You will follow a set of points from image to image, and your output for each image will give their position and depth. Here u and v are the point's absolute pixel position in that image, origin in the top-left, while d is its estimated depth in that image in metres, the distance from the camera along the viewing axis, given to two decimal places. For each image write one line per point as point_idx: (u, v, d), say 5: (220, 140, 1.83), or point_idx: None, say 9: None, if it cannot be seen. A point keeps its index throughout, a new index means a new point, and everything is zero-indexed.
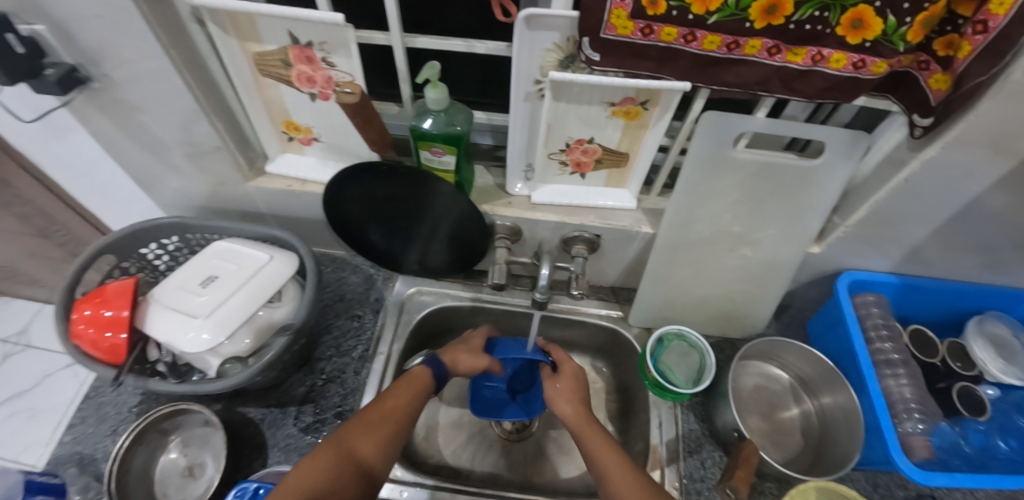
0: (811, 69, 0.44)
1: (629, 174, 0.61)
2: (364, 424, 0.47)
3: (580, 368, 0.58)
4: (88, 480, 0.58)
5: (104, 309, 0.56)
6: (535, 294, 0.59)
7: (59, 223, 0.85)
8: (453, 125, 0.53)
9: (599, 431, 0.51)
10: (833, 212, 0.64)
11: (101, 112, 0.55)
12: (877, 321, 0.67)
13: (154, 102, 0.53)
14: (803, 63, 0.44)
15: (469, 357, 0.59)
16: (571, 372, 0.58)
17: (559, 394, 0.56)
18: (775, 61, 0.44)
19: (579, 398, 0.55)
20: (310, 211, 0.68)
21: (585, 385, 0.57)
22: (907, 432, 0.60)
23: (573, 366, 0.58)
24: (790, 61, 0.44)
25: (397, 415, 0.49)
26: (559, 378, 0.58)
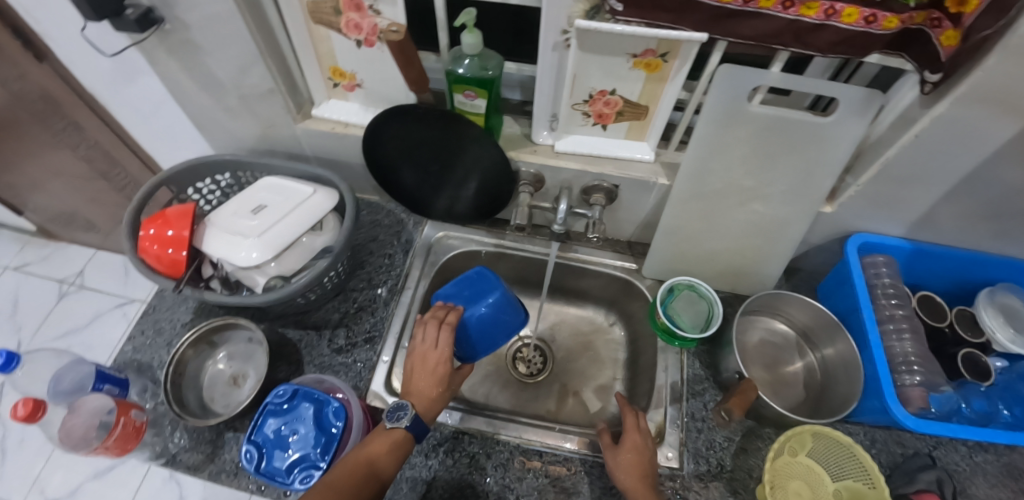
0: (825, 24, 0.46)
1: (648, 127, 0.65)
2: (366, 460, 0.48)
3: (643, 441, 0.57)
4: (146, 382, 0.65)
5: (167, 229, 0.62)
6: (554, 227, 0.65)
7: (119, 164, 0.94)
8: (486, 69, 0.57)
9: None
10: (846, 172, 0.66)
11: (171, 54, 0.61)
12: (885, 282, 0.69)
13: (217, 44, 0.59)
14: (817, 17, 0.46)
15: (436, 389, 0.54)
16: (633, 445, 0.57)
17: (623, 466, 0.55)
18: (789, 14, 0.46)
19: (643, 473, 0.54)
20: (350, 156, 0.74)
21: (649, 459, 0.56)
22: (904, 384, 0.63)
23: (637, 440, 0.57)
24: (803, 14, 0.46)
25: (398, 443, 0.50)
26: (620, 447, 0.57)
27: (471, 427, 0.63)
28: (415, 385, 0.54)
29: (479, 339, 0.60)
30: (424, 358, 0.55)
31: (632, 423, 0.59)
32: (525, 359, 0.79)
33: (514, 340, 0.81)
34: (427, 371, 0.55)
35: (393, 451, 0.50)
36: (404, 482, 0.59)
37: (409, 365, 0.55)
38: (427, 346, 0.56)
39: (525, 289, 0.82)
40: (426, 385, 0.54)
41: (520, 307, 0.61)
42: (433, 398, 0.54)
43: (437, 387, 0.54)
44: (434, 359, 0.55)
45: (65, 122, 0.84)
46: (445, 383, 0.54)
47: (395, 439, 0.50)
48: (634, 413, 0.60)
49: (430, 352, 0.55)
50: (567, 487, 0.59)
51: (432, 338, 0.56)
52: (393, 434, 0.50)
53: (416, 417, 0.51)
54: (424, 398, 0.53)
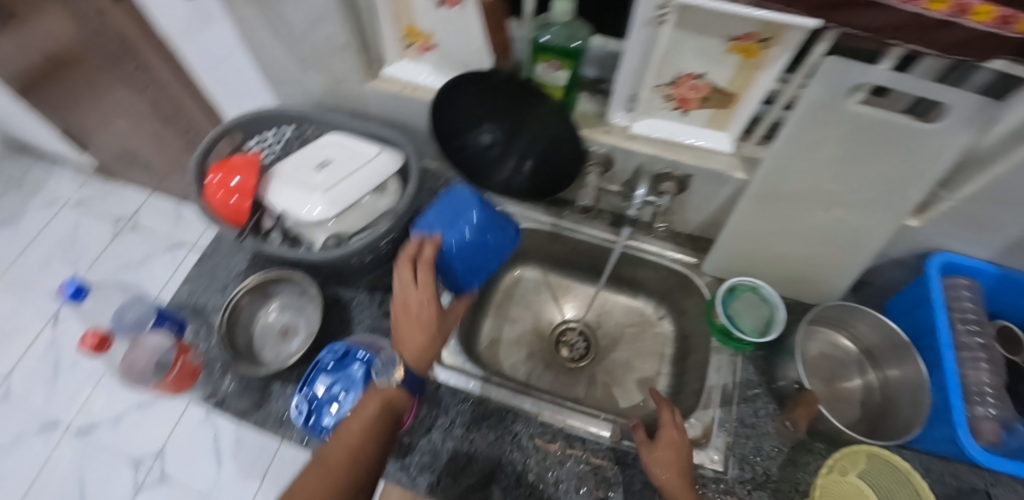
0: (952, 21, 0.41)
1: (732, 117, 0.61)
2: (359, 434, 0.45)
3: (680, 437, 0.55)
4: (199, 324, 0.66)
5: (234, 176, 0.62)
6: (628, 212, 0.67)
7: (183, 109, 0.96)
8: (574, 39, 0.55)
9: None
10: (940, 185, 0.60)
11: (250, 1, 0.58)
12: (966, 306, 0.65)
13: None
14: (946, 12, 0.40)
15: (425, 336, 0.50)
16: (670, 440, 0.54)
17: (658, 462, 0.53)
18: (913, 6, 0.41)
19: (681, 469, 0.52)
20: (415, 119, 0.73)
21: (688, 455, 0.54)
22: (975, 416, 0.59)
23: (674, 434, 0.54)
24: (930, 7, 0.40)
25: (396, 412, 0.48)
26: (656, 443, 0.55)
27: (515, 405, 0.63)
28: (403, 334, 0.51)
29: (466, 269, 0.54)
30: (405, 303, 0.51)
31: (668, 418, 0.56)
32: (569, 344, 0.81)
33: (558, 323, 0.83)
34: (410, 316, 0.51)
35: (385, 417, 0.47)
36: (444, 452, 0.59)
37: (395, 313, 0.52)
38: (404, 287, 0.51)
39: (583, 271, 0.84)
40: (413, 332, 0.50)
41: (509, 222, 0.56)
42: (423, 344, 0.50)
43: (425, 332, 0.50)
44: (415, 303, 0.51)
45: (134, 63, 0.85)
46: (432, 327, 0.50)
47: (387, 399, 0.47)
48: (670, 408, 0.58)
49: (410, 291, 0.51)
50: (607, 477, 0.58)
51: (408, 278, 0.51)
52: (383, 395, 0.47)
53: (407, 370, 0.50)
54: (412, 346, 0.50)
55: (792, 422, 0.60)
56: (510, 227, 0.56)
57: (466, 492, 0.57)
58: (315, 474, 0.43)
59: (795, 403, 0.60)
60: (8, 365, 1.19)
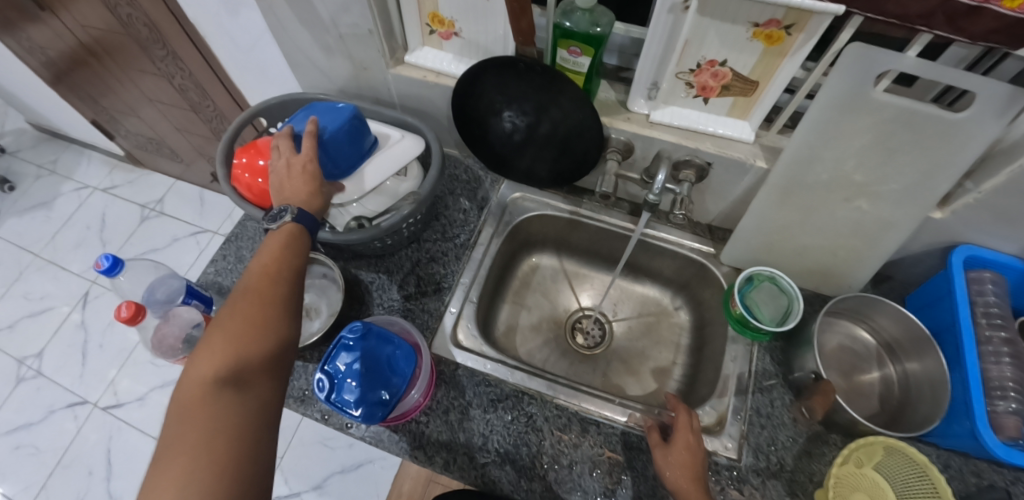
0: (982, 7, 0.41)
1: (754, 105, 0.61)
2: (272, 261, 0.47)
3: (696, 441, 0.55)
4: (226, 304, 0.69)
5: (259, 158, 0.62)
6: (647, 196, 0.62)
7: (211, 98, 0.99)
8: (596, 25, 0.55)
9: None
10: (967, 176, 0.59)
11: None
12: (989, 299, 0.63)
13: None
14: None
15: (308, 184, 0.54)
16: (685, 444, 0.54)
17: (672, 465, 0.53)
18: None
19: (696, 472, 0.52)
20: (437, 106, 0.75)
21: (703, 459, 0.53)
22: (998, 410, 0.58)
23: (690, 439, 0.54)
24: None
25: (300, 246, 0.50)
26: (670, 446, 0.55)
27: (532, 388, 0.64)
28: (287, 190, 0.53)
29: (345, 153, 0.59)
30: (286, 168, 0.55)
31: (684, 422, 0.56)
32: (585, 331, 0.82)
33: (575, 311, 0.85)
34: (292, 174, 0.54)
35: (291, 244, 0.49)
36: (460, 433, 0.60)
37: (274, 179, 0.54)
38: (285, 156, 0.56)
39: (600, 261, 0.85)
40: (296, 183, 0.54)
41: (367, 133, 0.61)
42: (309, 194, 0.54)
43: (308, 182, 0.54)
44: (296, 164, 0.55)
45: (165, 51, 0.88)
46: (315, 178, 0.55)
47: (291, 235, 0.50)
48: (688, 412, 0.57)
49: (297, 157, 0.55)
50: (622, 462, 0.59)
51: (287, 149, 0.56)
52: (282, 233, 0.50)
53: (300, 211, 0.52)
54: (299, 196, 0.53)
55: (809, 409, 0.60)
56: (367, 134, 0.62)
57: (482, 470, 0.58)
58: (240, 304, 0.44)
59: (812, 392, 0.60)
60: (41, 344, 1.24)
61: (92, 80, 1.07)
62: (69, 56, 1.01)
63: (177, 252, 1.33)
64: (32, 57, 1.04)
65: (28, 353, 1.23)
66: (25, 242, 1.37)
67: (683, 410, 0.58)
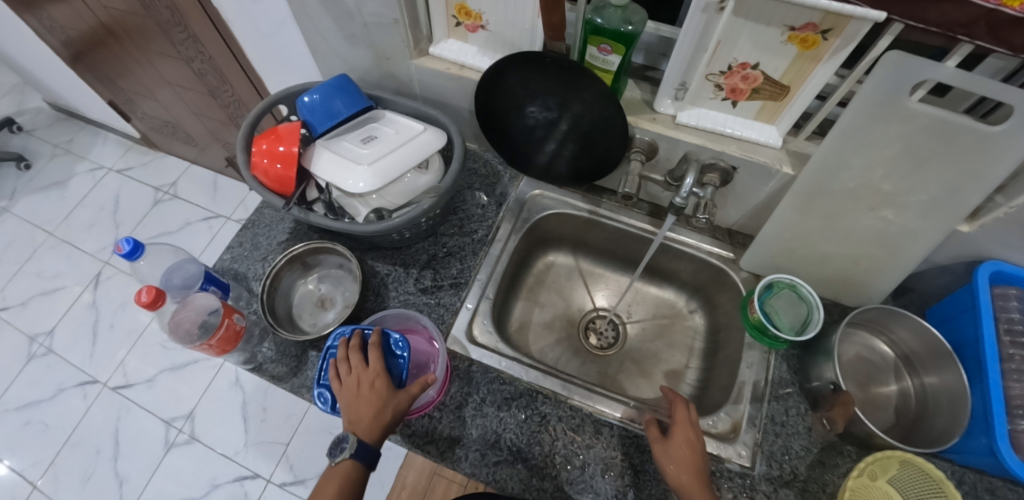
0: None
1: (783, 109, 0.60)
2: None
3: (696, 437, 0.55)
4: (241, 290, 0.69)
5: (278, 144, 0.62)
6: (673, 199, 0.61)
7: (229, 83, 0.99)
8: (628, 23, 0.54)
9: None
10: (997, 190, 0.58)
11: None
12: (1014, 316, 0.62)
13: None
14: (1023, 9, 0.39)
15: (372, 411, 0.50)
16: (686, 440, 0.54)
17: (674, 460, 0.53)
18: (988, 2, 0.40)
19: (697, 468, 0.52)
20: (458, 98, 0.74)
21: (702, 453, 0.54)
22: (1018, 430, 0.57)
23: (689, 434, 0.55)
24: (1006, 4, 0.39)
25: (356, 482, 0.51)
26: (670, 440, 0.55)
27: (545, 387, 0.64)
28: (352, 417, 0.51)
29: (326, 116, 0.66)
30: (355, 387, 0.52)
31: (684, 417, 0.56)
32: (598, 331, 0.82)
33: (588, 310, 0.84)
34: (359, 393, 0.51)
35: (351, 485, 0.50)
36: (473, 429, 0.60)
37: (342, 396, 0.52)
38: (357, 370, 0.52)
39: (615, 261, 0.84)
40: (362, 412, 0.50)
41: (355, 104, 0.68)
42: (372, 418, 0.50)
43: (372, 404, 0.50)
44: (365, 383, 0.51)
45: (186, 34, 0.88)
46: (380, 399, 0.51)
47: (346, 474, 0.50)
48: (687, 408, 0.57)
49: (370, 381, 0.51)
50: (634, 465, 0.59)
51: (358, 362, 0.53)
52: (342, 467, 0.50)
53: (357, 444, 0.50)
54: (362, 422, 0.50)
55: (829, 420, 0.59)
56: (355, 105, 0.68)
57: (493, 469, 0.58)
58: None
59: (832, 403, 0.59)
60: (52, 322, 1.25)
61: (111, 61, 1.07)
62: (90, 36, 1.01)
63: (187, 237, 1.33)
64: (53, 36, 1.04)
65: (39, 330, 1.24)
66: (39, 221, 1.38)
67: (676, 405, 0.58)
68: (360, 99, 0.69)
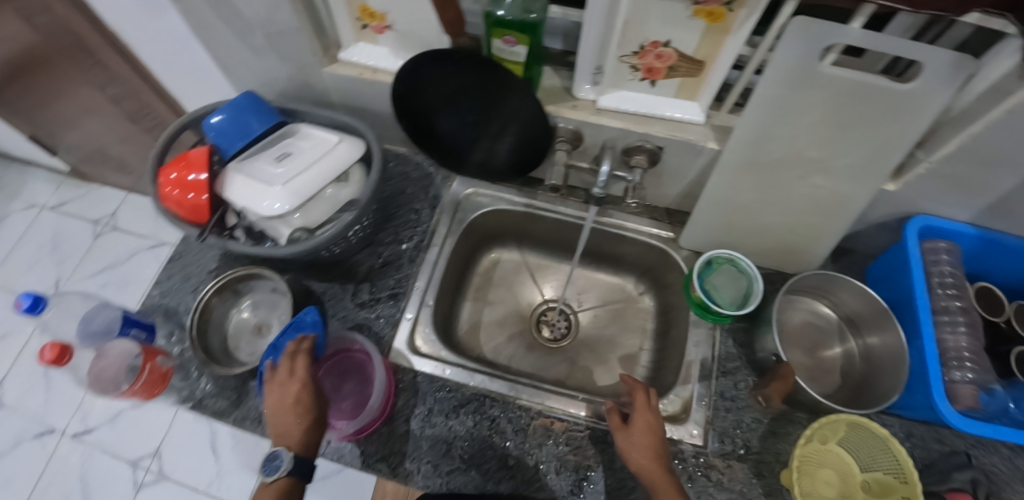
0: None
1: (702, 85, 0.60)
2: None
3: (656, 421, 0.54)
4: (172, 327, 0.66)
5: (189, 172, 0.60)
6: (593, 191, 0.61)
7: (148, 106, 0.94)
8: (529, 12, 0.52)
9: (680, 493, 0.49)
10: (918, 146, 0.59)
11: None
12: (945, 270, 0.64)
13: None
14: None
15: (304, 421, 0.49)
16: (645, 424, 0.53)
17: (637, 447, 0.52)
18: None
19: (657, 452, 0.52)
20: (378, 104, 0.71)
21: (663, 437, 0.53)
22: (953, 381, 0.58)
23: (649, 419, 0.54)
24: None
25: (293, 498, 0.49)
26: (631, 428, 0.54)
27: (493, 390, 0.63)
28: (281, 430, 0.50)
29: (235, 134, 0.63)
30: (282, 400, 0.50)
31: (643, 401, 0.55)
32: (551, 324, 0.80)
33: (538, 303, 0.82)
34: (285, 406, 0.49)
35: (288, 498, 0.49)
36: (424, 440, 0.59)
37: (268, 410, 0.50)
38: (281, 382, 0.51)
39: (561, 251, 0.83)
40: (293, 424, 0.49)
41: (264, 114, 0.65)
42: (305, 428, 0.49)
43: (303, 413, 0.49)
44: (292, 394, 0.50)
45: (92, 60, 0.83)
46: (311, 406, 0.50)
47: (281, 490, 0.48)
48: (646, 391, 0.56)
49: (293, 391, 0.50)
50: (587, 457, 0.59)
51: (283, 373, 0.51)
52: (277, 484, 0.48)
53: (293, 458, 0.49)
54: (293, 435, 0.49)
55: (765, 398, 0.60)
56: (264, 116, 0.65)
57: (447, 478, 0.57)
58: None
59: (771, 379, 0.59)
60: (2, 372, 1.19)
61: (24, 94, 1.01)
62: None
63: None
64: None
65: None
66: None
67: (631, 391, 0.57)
68: (272, 115, 0.66)
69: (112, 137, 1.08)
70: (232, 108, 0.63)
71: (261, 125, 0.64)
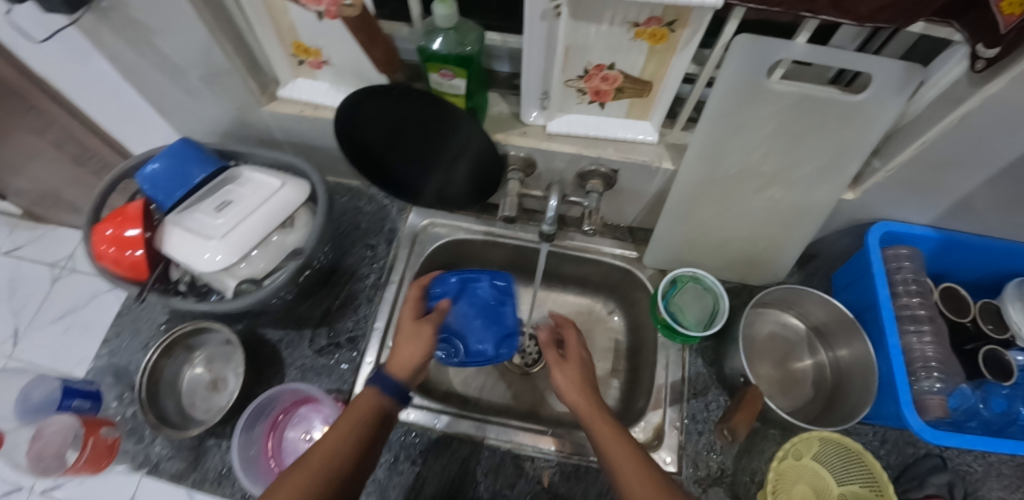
0: None
1: (652, 104, 0.58)
2: (341, 437, 0.42)
3: (586, 355, 0.55)
4: (122, 389, 0.62)
5: (126, 228, 0.56)
6: (543, 227, 0.59)
7: (92, 150, 0.90)
8: (464, 45, 0.50)
9: (609, 420, 0.46)
10: (874, 154, 0.59)
11: (119, 36, 0.52)
12: (907, 277, 0.63)
13: (168, 22, 0.51)
14: None
15: (405, 344, 0.50)
16: (578, 358, 0.54)
17: (566, 378, 0.51)
18: None
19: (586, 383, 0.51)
20: (324, 139, 0.69)
21: (592, 373, 0.53)
22: (922, 391, 0.57)
23: (582, 352, 0.55)
24: None
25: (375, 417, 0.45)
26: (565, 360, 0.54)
27: (460, 431, 0.61)
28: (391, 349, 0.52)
29: (171, 185, 0.59)
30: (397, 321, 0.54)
31: (575, 338, 0.57)
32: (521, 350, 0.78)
33: None
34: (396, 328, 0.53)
35: (375, 415, 0.45)
36: (389, 490, 0.57)
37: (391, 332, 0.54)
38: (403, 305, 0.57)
39: (527, 274, 0.81)
40: (403, 343, 0.50)
41: (202, 161, 0.61)
42: (409, 344, 0.50)
43: (412, 330, 0.51)
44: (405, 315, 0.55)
45: (26, 108, 0.79)
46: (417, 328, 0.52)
47: (372, 400, 0.46)
48: (575, 329, 0.58)
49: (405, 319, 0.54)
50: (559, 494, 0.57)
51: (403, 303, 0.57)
52: (366, 397, 0.46)
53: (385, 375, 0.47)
54: (398, 350, 0.49)
55: (731, 431, 0.56)
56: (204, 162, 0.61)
57: None
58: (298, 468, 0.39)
59: (736, 408, 0.57)
60: None
61: None
62: None
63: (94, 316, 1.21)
64: None
65: None
66: None
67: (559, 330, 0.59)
68: (211, 160, 0.62)
69: (58, 181, 1.04)
70: (167, 157, 0.59)
71: (199, 171, 0.61)
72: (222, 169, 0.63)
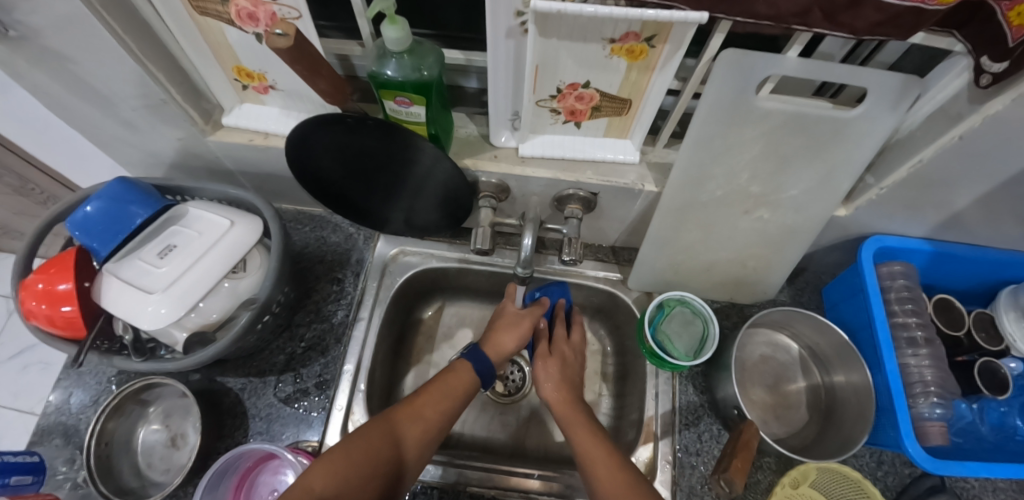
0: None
1: (632, 122, 0.54)
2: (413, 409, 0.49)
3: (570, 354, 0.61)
4: (73, 451, 0.58)
5: (59, 282, 0.51)
6: (518, 268, 0.56)
7: (32, 182, 0.83)
8: (421, 70, 0.45)
9: (582, 413, 0.54)
10: (867, 169, 0.55)
11: (32, 68, 0.46)
12: (901, 293, 0.61)
13: (86, 53, 0.45)
14: None
15: (504, 335, 0.59)
16: (561, 355, 0.61)
17: (550, 373, 0.58)
18: None
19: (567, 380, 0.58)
20: (278, 167, 0.63)
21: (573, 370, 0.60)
22: (921, 416, 0.55)
23: (565, 350, 0.61)
24: None
25: (449, 394, 0.51)
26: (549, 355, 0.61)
27: (442, 480, 0.57)
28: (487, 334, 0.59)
29: (109, 231, 0.53)
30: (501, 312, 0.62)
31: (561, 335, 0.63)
32: (504, 377, 0.75)
33: None
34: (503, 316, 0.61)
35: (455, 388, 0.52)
36: None
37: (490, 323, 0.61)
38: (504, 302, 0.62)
39: None
40: (504, 332, 0.59)
41: (144, 202, 0.55)
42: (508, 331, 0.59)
43: (513, 321, 0.60)
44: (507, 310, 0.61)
45: None
46: (518, 321, 0.59)
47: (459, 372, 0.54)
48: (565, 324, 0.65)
49: (507, 305, 0.62)
50: None
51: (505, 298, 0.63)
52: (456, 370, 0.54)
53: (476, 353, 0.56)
54: (500, 339, 0.58)
55: (727, 482, 0.53)
56: (146, 203, 0.55)
57: None
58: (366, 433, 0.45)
59: (732, 446, 0.54)
60: None
61: None
62: None
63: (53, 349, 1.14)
64: None
65: None
66: None
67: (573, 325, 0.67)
68: (154, 198, 0.56)
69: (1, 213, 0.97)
70: (102, 199, 0.53)
71: (141, 214, 0.55)
72: (167, 208, 0.57)
